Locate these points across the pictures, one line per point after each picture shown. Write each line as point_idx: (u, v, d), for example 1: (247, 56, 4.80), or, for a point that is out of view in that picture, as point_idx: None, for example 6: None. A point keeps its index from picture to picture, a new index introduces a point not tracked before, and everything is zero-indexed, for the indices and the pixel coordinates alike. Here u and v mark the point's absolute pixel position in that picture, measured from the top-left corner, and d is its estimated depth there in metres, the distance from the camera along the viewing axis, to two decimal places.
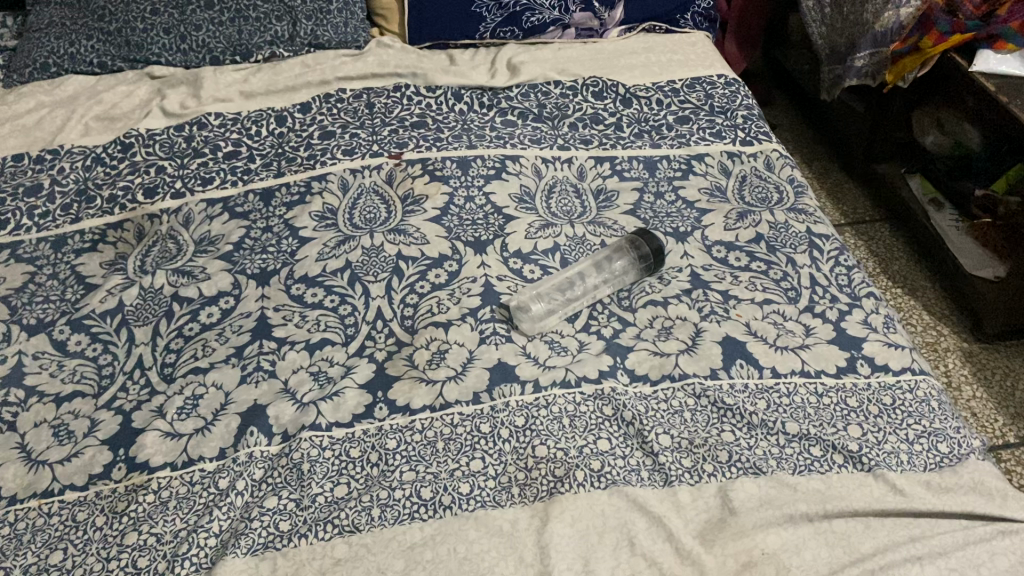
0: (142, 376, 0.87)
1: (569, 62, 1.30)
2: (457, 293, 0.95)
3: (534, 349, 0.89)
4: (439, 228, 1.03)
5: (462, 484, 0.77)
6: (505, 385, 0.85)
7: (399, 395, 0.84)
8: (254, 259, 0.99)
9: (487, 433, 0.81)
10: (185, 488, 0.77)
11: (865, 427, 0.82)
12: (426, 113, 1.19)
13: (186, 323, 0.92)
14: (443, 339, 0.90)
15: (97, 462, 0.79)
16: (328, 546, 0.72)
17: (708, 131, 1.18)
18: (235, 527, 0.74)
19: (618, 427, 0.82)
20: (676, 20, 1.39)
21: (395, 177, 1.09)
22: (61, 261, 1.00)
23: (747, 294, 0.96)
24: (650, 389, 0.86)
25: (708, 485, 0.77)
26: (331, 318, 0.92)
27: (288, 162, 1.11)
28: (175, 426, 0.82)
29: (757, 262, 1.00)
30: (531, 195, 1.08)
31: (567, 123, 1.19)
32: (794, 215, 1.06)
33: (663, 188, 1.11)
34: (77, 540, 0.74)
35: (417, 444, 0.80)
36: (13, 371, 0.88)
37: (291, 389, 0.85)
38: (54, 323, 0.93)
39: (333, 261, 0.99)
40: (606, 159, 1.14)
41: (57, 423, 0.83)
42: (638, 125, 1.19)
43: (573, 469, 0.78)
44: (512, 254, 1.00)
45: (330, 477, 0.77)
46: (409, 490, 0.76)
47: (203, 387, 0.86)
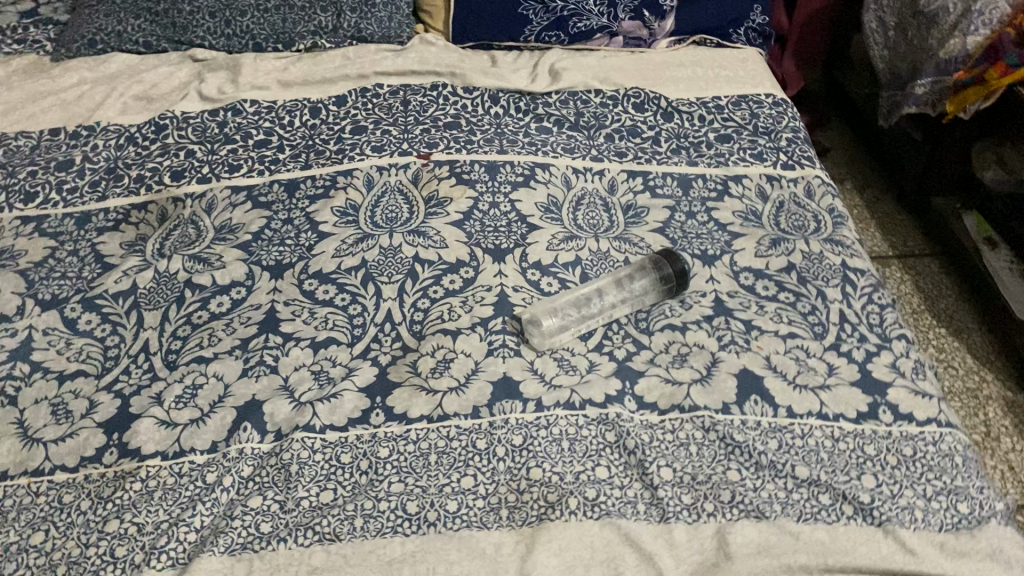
0: (145, 361, 0.87)
1: (613, 71, 1.27)
2: (470, 302, 0.93)
3: (541, 366, 0.87)
4: (459, 233, 1.00)
5: (450, 500, 0.75)
6: (507, 401, 0.83)
7: (397, 403, 0.82)
8: (271, 251, 0.98)
9: (483, 449, 0.79)
10: (172, 479, 0.76)
11: (881, 478, 0.77)
12: (461, 113, 1.17)
13: (196, 311, 0.92)
14: (450, 348, 0.88)
15: (89, 445, 0.79)
16: (307, 553, 0.71)
17: (749, 152, 1.14)
18: (216, 525, 0.73)
19: (618, 455, 0.79)
20: (728, 34, 1.34)
21: (421, 177, 1.07)
22: (83, 238, 1.00)
23: (771, 326, 0.92)
24: (657, 419, 0.82)
25: (706, 525, 0.74)
26: (339, 318, 0.91)
27: (316, 155, 1.10)
28: (171, 415, 0.81)
29: (785, 294, 0.96)
30: (557, 206, 1.06)
31: (603, 133, 1.16)
32: (830, 245, 1.01)
33: (695, 209, 1.07)
34: (60, 522, 0.73)
35: (409, 455, 0.78)
36: (22, 345, 0.88)
37: (290, 387, 0.84)
38: (67, 300, 0.93)
39: (349, 259, 0.97)
40: (640, 173, 1.11)
41: (56, 401, 0.83)
42: (677, 141, 1.16)
43: (566, 495, 0.75)
44: (531, 265, 0.98)
45: (318, 481, 0.76)
46: (395, 502, 0.74)
47: (203, 377, 0.85)
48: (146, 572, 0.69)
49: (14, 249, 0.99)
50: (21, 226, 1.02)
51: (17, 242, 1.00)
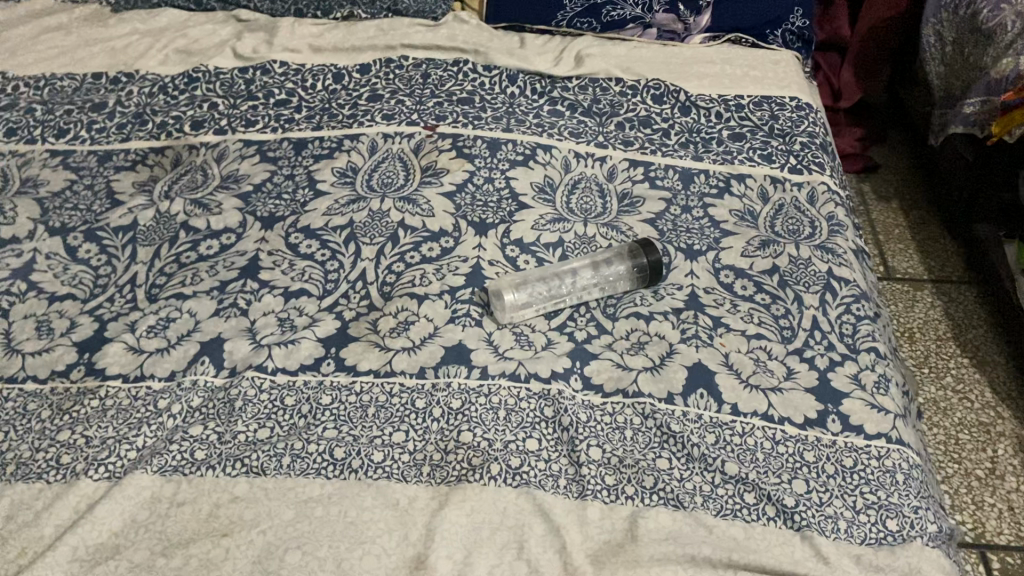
0: (129, 292, 0.92)
1: (639, 62, 1.26)
2: (443, 270, 0.95)
3: (498, 338, 0.89)
4: (448, 204, 1.03)
5: (376, 451, 0.77)
6: (454, 366, 0.85)
7: (349, 355, 0.85)
8: (267, 203, 1.02)
9: (420, 409, 0.81)
10: (126, 400, 0.81)
11: (812, 484, 0.76)
12: (477, 90, 1.19)
13: (185, 251, 0.97)
14: (413, 311, 0.90)
15: (62, 361, 0.85)
16: (231, 483, 0.74)
17: (759, 152, 1.12)
18: (156, 446, 0.77)
19: (552, 430, 0.80)
20: (766, 34, 1.31)
21: (424, 147, 1.09)
22: (101, 174, 1.07)
23: (739, 325, 0.91)
24: (599, 401, 0.83)
25: (622, 507, 0.74)
26: (315, 272, 0.94)
27: (329, 117, 1.14)
28: (140, 342, 0.86)
29: (763, 295, 0.94)
30: (552, 188, 1.07)
31: (614, 121, 1.16)
32: (820, 252, 0.99)
33: (691, 203, 1.06)
34: (19, 427, 0.79)
35: (350, 405, 0.81)
36: (25, 265, 0.95)
37: (254, 330, 0.88)
38: (73, 229, 0.99)
39: (338, 218, 1.00)
40: (642, 163, 1.10)
41: (42, 319, 0.89)
42: (687, 135, 1.15)
43: (489, 461, 0.77)
44: (512, 242, 0.99)
45: (258, 419, 0.79)
46: (325, 446, 0.77)
47: (177, 312, 0.90)
48: (83, 480, 0.74)
49: (38, 178, 1.06)
50: (49, 158, 1.09)
51: (42, 173, 1.07)
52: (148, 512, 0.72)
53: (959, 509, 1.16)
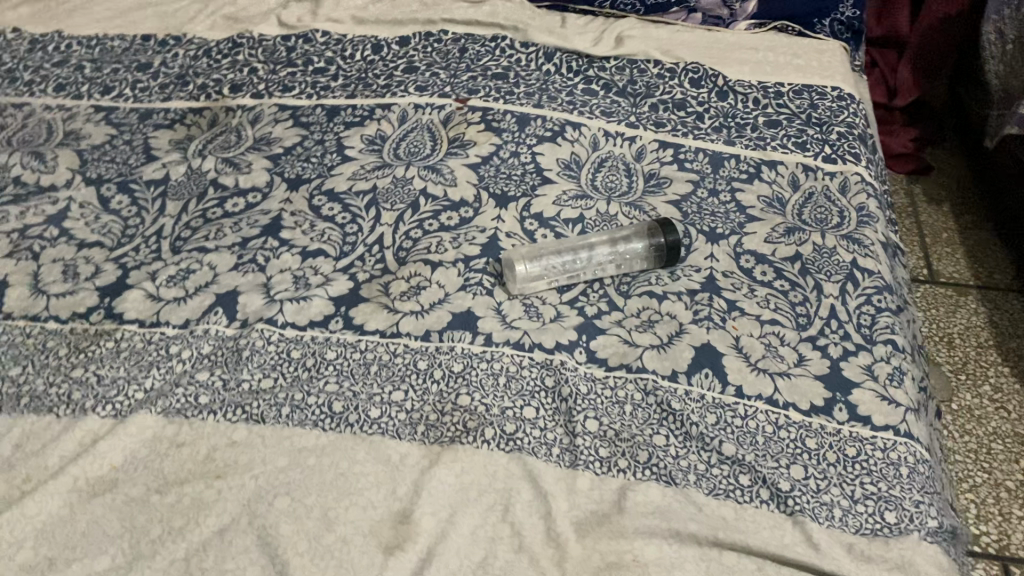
0: (154, 243, 0.95)
1: (679, 46, 1.25)
2: (460, 239, 0.96)
3: (507, 309, 0.89)
4: (472, 175, 1.03)
5: (373, 408, 0.78)
6: (459, 332, 0.85)
7: (358, 315, 0.86)
8: (295, 165, 1.04)
9: (422, 370, 0.81)
10: (140, 344, 0.83)
11: (811, 471, 0.74)
12: (512, 67, 1.19)
13: (211, 207, 0.99)
14: (425, 276, 0.91)
15: (84, 304, 0.88)
16: (230, 428, 0.76)
17: (793, 139, 1.09)
18: (163, 389, 0.79)
19: (551, 399, 0.80)
20: (813, 23, 1.28)
21: (453, 119, 1.10)
22: (140, 131, 1.10)
23: (754, 309, 0.89)
24: (601, 374, 0.82)
25: (613, 479, 0.74)
26: (334, 233, 0.96)
27: (363, 86, 1.15)
28: (159, 290, 0.89)
29: (781, 281, 0.92)
30: (578, 165, 1.06)
31: (648, 103, 1.15)
32: (846, 241, 0.96)
33: (718, 187, 1.04)
34: (37, 362, 0.82)
35: (353, 362, 0.82)
36: (59, 213, 0.98)
37: (269, 286, 0.89)
38: (108, 181, 1.02)
39: (362, 182, 1.02)
40: (672, 145, 1.09)
41: (70, 264, 0.92)
42: (721, 119, 1.13)
43: (484, 425, 0.77)
44: (532, 215, 0.99)
45: (263, 369, 0.81)
46: (324, 400, 0.78)
47: (197, 264, 0.92)
48: (90, 416, 0.77)
49: (81, 132, 1.10)
50: (93, 114, 1.13)
51: (85, 127, 1.11)
52: (149, 450, 0.74)
53: (983, 520, 1.12)
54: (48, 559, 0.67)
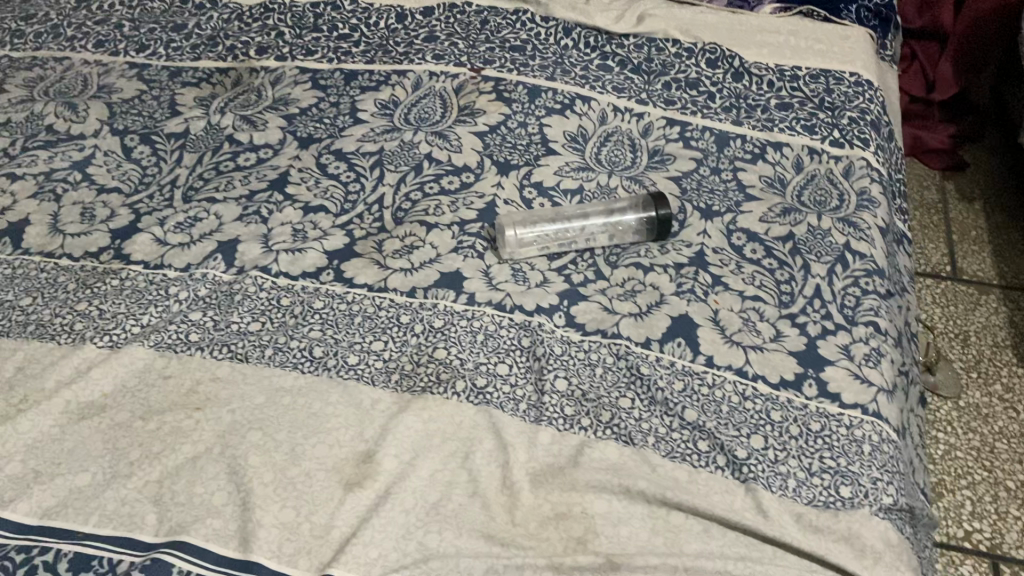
0: (168, 192, 1.00)
1: (700, 28, 1.24)
2: (458, 203, 0.98)
3: (495, 271, 0.91)
4: (477, 142, 1.05)
5: (352, 355, 0.81)
6: (443, 289, 0.87)
7: (349, 268, 0.89)
8: (309, 126, 1.08)
9: (403, 323, 0.84)
10: (143, 283, 0.88)
11: (771, 441, 0.75)
12: (531, 40, 1.20)
13: (225, 161, 1.03)
14: (419, 236, 0.94)
15: (96, 244, 0.93)
16: (216, 365, 0.80)
17: (802, 122, 1.09)
18: (158, 325, 0.84)
19: (524, 358, 0.82)
20: (839, 9, 1.27)
21: (465, 87, 1.12)
22: (168, 88, 1.15)
23: (739, 285, 0.90)
24: (577, 338, 0.84)
25: (574, 436, 0.76)
26: (337, 192, 0.99)
27: (383, 53, 1.18)
28: (166, 235, 0.93)
29: (771, 260, 0.93)
30: (584, 138, 1.08)
31: (662, 81, 1.16)
32: (842, 224, 0.96)
33: (721, 166, 1.05)
34: (47, 294, 0.87)
35: (338, 311, 0.85)
36: (84, 159, 1.04)
37: (269, 237, 0.93)
38: (132, 132, 1.08)
39: (370, 145, 1.05)
40: (679, 123, 1.10)
41: (88, 206, 0.97)
42: (733, 100, 1.13)
43: (456, 377, 0.79)
44: (531, 184, 1.01)
45: (253, 314, 0.85)
46: (306, 344, 0.82)
47: (205, 213, 0.96)
48: (89, 346, 0.82)
49: (113, 86, 1.16)
50: (127, 70, 1.19)
51: (118, 81, 1.17)
52: (138, 380, 0.79)
53: (977, 517, 1.11)
54: (35, 472, 0.72)
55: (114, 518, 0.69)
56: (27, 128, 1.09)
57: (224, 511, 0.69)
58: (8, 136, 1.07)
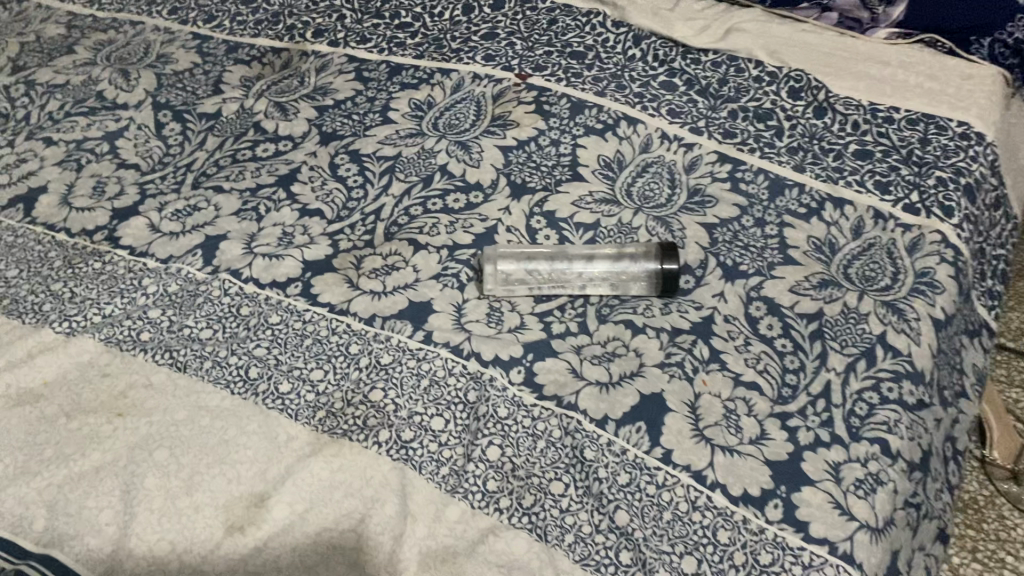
0: (180, 175, 0.99)
1: (794, 49, 1.09)
2: (457, 225, 0.91)
3: (469, 308, 0.83)
4: (499, 158, 0.98)
5: (285, 382, 0.76)
6: (403, 322, 0.81)
7: (318, 283, 0.84)
8: (336, 120, 1.04)
9: (350, 354, 0.78)
10: (121, 270, 0.87)
11: (704, 568, 0.65)
12: (595, 45, 1.10)
13: (243, 148, 1.01)
14: (404, 257, 0.88)
15: (94, 222, 0.93)
16: (153, 370, 0.78)
17: (877, 177, 0.93)
18: (117, 317, 0.83)
19: (464, 414, 0.74)
20: (969, 42, 1.08)
21: (505, 95, 1.04)
22: (221, 63, 1.14)
23: (737, 365, 0.78)
24: (530, 400, 0.75)
25: (485, 518, 0.68)
26: (339, 196, 0.95)
27: (435, 48, 1.12)
28: (160, 222, 0.92)
29: (785, 341, 0.80)
30: (619, 166, 0.97)
31: (728, 107, 1.02)
32: (884, 310, 0.81)
33: (767, 218, 0.91)
34: (33, 268, 0.88)
35: (291, 330, 0.80)
36: (117, 131, 1.05)
37: (256, 237, 0.90)
38: (170, 108, 1.07)
39: (389, 148, 0.99)
40: (732, 159, 0.96)
41: (103, 182, 0.98)
42: (806, 138, 0.98)
43: (383, 426, 0.73)
44: (543, 213, 0.92)
45: (209, 319, 0.82)
46: (245, 362, 0.78)
47: (204, 203, 0.94)
48: (47, 329, 0.82)
49: (171, 56, 1.16)
50: (189, 41, 1.19)
51: (176, 52, 1.17)
52: (78, 372, 0.78)
53: None
54: None
55: (7, 518, 0.68)
56: (79, 92, 1.11)
57: (105, 532, 0.67)
58: (60, 99, 1.10)
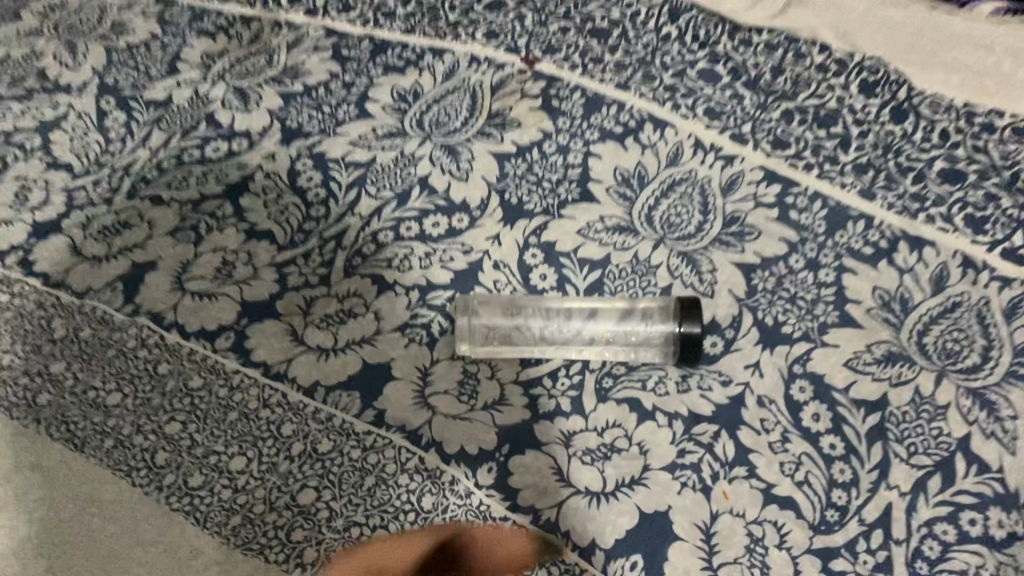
0: (117, 179, 0.81)
1: (868, 20, 0.80)
2: (433, 257, 0.74)
3: (437, 375, 0.67)
4: (493, 168, 0.79)
5: (197, 476, 0.62)
6: (350, 395, 0.65)
7: (254, 336, 0.69)
8: (301, 111, 0.84)
9: (281, 436, 0.63)
10: (30, 307, 0.72)
11: None
12: (623, 20, 0.83)
13: (190, 147, 0.82)
14: (365, 300, 0.72)
15: (6, 240, 0.77)
16: (44, 447, 0.65)
17: (968, 210, 0.70)
18: (16, 372, 0.69)
19: (411, 529, 0.60)
20: None
21: (506, 87, 0.82)
22: (145, 17, 0.91)
23: (768, 473, 0.62)
24: (503, 513, 0.61)
25: None
26: (296, 214, 0.77)
27: (430, 20, 0.86)
28: (84, 243, 0.76)
29: (834, 440, 0.62)
30: (642, 181, 0.77)
31: (781, 106, 0.77)
32: (969, 399, 0.63)
33: (822, 259, 0.71)
34: None
35: (215, 400, 0.65)
36: (39, 110, 0.85)
37: (191, 267, 0.74)
38: (102, 79, 0.87)
39: (360, 152, 0.80)
40: (782, 177, 0.74)
41: (25, 186, 0.80)
42: (878, 151, 0.74)
43: (308, 545, 0.60)
44: (541, 244, 0.74)
45: (119, 379, 0.67)
46: (153, 445, 0.64)
47: (136, 218, 0.78)
48: None
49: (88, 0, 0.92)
50: None
51: None
52: None
53: None
54: None
55: None
56: None
57: None
58: None
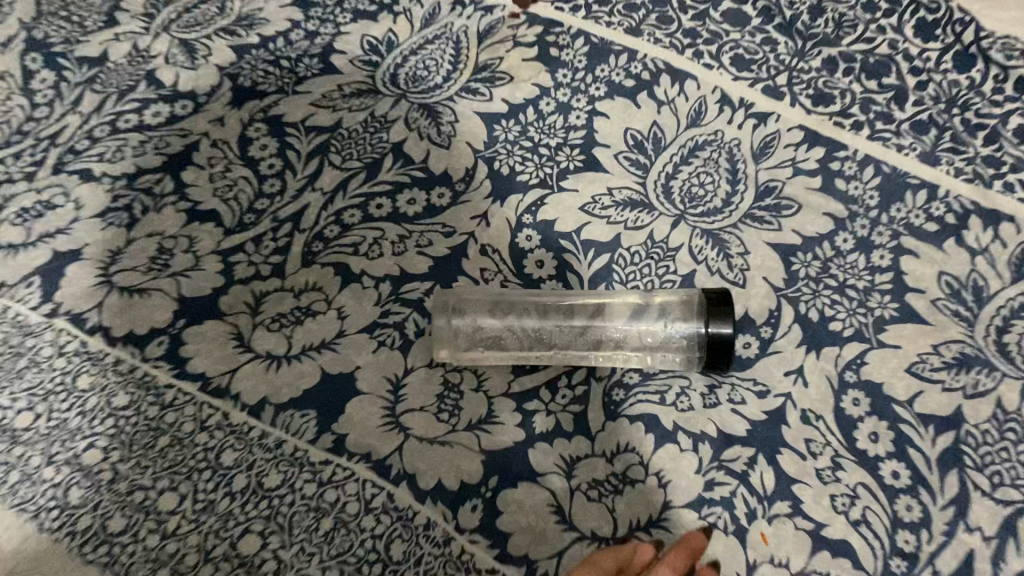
0: (40, 150, 0.65)
1: None
2: (408, 242, 0.62)
3: (410, 387, 0.56)
4: (478, 133, 0.67)
5: (118, 519, 0.51)
6: (306, 413, 0.55)
7: (192, 340, 0.58)
8: (257, 67, 0.70)
9: (222, 467, 0.53)
10: None
11: None
12: None
13: (127, 112, 0.68)
14: (326, 295, 0.60)
15: None
16: None
17: None
18: None
19: None
20: None
21: (495, 35, 0.70)
22: None
23: (817, 510, 0.51)
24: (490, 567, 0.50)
25: None
26: (245, 190, 0.64)
27: None
28: None
29: (897, 469, 0.51)
30: (657, 146, 0.64)
31: (822, 53, 0.63)
32: None
33: (877, 237, 0.59)
34: None
35: (143, 423, 0.54)
36: None
37: (124, 255, 0.61)
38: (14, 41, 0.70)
39: (323, 116, 0.68)
40: (826, 140, 0.62)
41: None
42: (941, 105, 0.60)
43: None
44: (536, 223, 0.63)
45: (32, 396, 0.55)
46: (66, 480, 0.52)
47: (61, 198, 0.63)
48: None
49: None
50: None
51: None
52: None
53: None
54: None
55: None
56: None
57: None
58: None
